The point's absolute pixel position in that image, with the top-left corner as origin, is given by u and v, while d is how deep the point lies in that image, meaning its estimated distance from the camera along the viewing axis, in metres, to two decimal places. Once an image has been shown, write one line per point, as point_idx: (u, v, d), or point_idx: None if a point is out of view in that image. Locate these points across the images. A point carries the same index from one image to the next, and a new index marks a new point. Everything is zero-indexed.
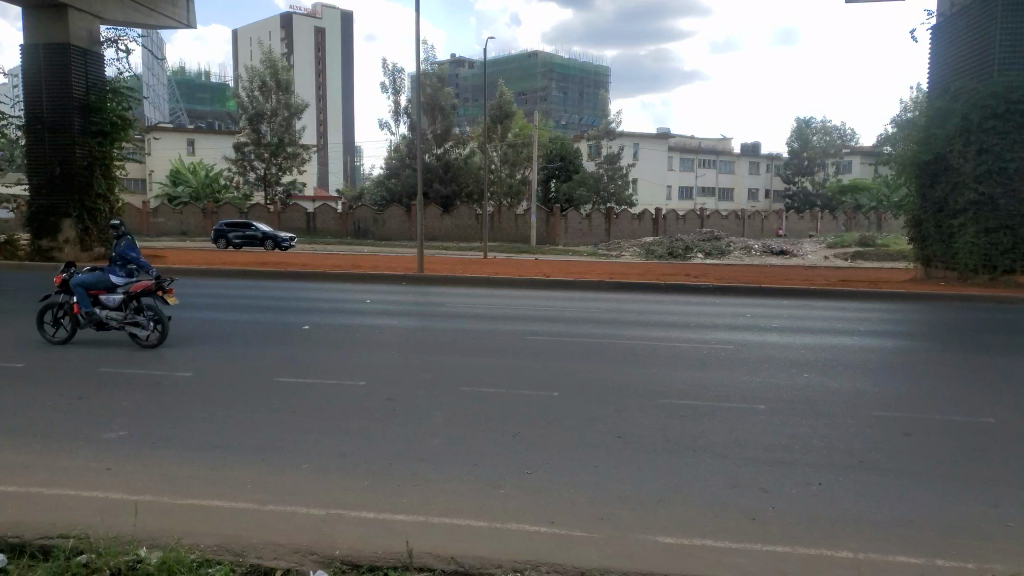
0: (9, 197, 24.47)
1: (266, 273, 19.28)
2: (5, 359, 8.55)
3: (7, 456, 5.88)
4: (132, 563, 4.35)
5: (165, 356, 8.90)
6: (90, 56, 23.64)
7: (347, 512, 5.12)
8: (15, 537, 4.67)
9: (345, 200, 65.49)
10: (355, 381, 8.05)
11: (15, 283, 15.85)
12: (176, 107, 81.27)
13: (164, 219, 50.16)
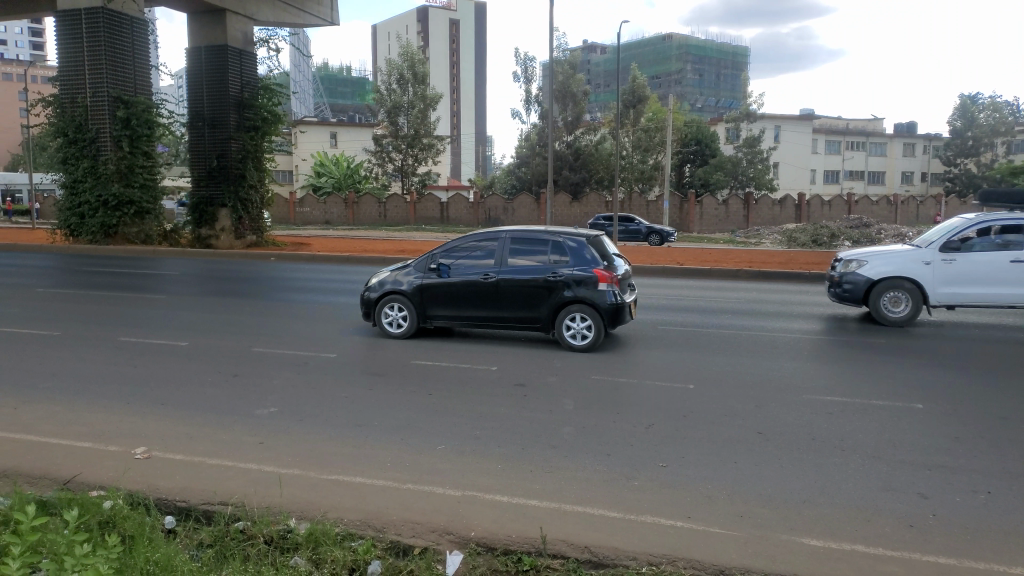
0: (174, 189, 26.64)
1: (401, 261, 19.95)
2: (171, 337, 9.34)
3: (174, 425, 6.42)
4: (283, 532, 4.63)
5: (310, 339, 9.39)
6: (246, 56, 25.33)
7: (482, 495, 5.19)
8: (183, 501, 5.11)
9: (477, 189, 66.73)
10: (487, 367, 8.16)
11: (180, 268, 17.29)
12: (321, 103, 85.67)
13: (309, 209, 53.01)
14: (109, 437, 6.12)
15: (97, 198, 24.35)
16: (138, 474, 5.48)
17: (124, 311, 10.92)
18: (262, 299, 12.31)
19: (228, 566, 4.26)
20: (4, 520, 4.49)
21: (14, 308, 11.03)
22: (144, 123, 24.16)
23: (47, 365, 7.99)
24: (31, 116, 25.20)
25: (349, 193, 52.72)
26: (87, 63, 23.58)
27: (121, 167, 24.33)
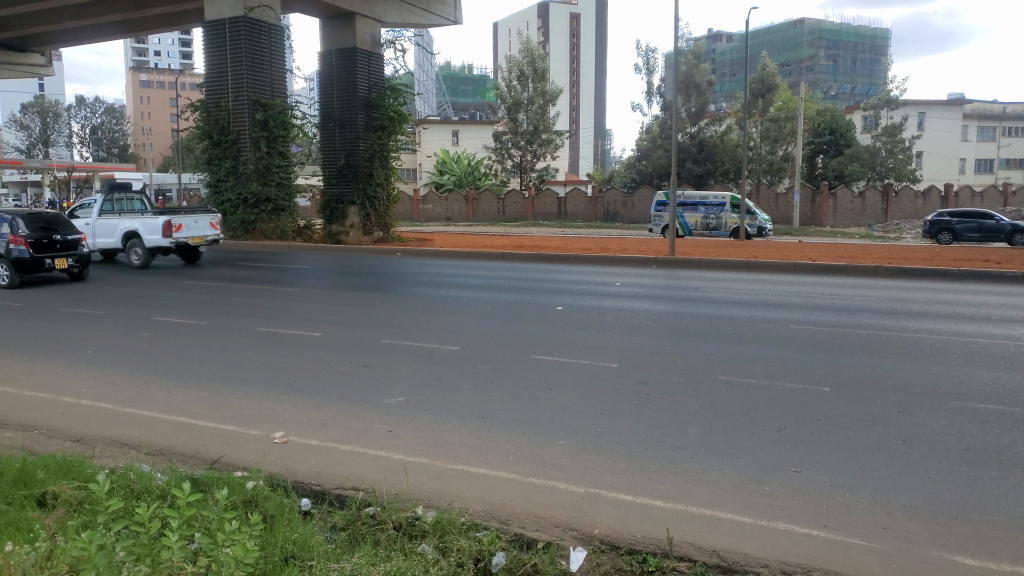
0: (307, 188, 28.00)
1: (522, 255, 20.12)
2: (306, 328, 9.83)
3: (308, 412, 6.73)
4: (411, 519, 4.76)
5: (433, 331, 9.62)
6: (374, 58, 26.32)
7: (605, 493, 5.15)
8: (317, 485, 5.35)
9: (595, 183, 66.38)
10: (608, 363, 8.09)
11: (312, 263, 18.21)
12: (443, 102, 87.79)
13: (432, 206, 54.42)
14: (250, 421, 6.51)
15: (238, 196, 25.95)
16: (277, 457, 5.79)
17: (263, 303, 11.61)
18: (387, 293, 12.75)
19: (360, 550, 4.43)
20: (161, 494, 4.87)
21: (167, 299, 11.96)
22: (280, 124, 25.55)
23: (197, 352, 8.61)
24: (181, 121, 27.20)
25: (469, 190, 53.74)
26: (230, 69, 25.17)
27: (260, 167, 25.81)
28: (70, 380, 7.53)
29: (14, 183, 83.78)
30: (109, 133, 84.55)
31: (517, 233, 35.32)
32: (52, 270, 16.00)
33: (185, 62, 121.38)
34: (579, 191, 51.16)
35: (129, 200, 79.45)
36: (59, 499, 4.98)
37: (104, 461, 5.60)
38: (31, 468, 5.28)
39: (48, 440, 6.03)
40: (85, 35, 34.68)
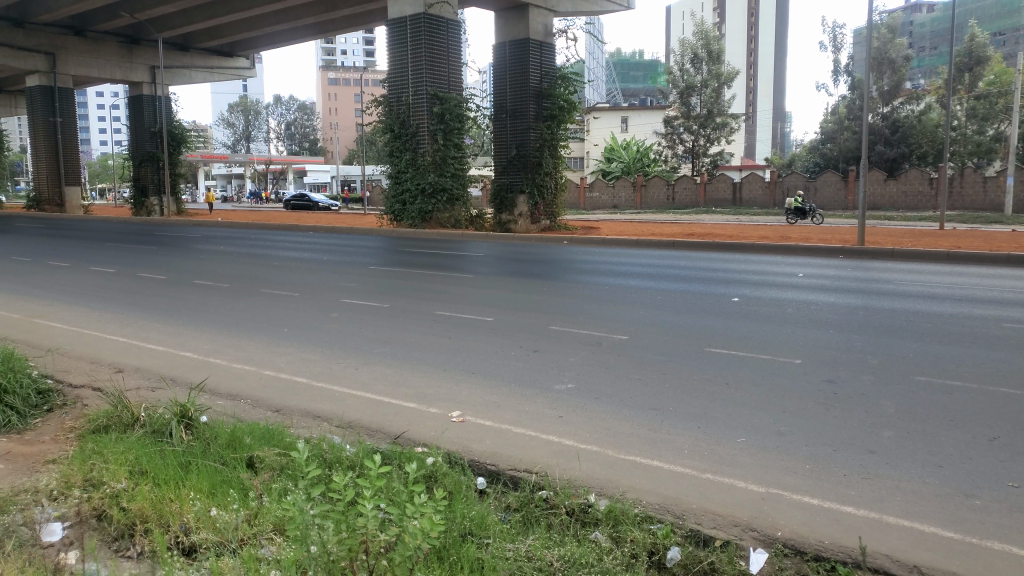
0: (479, 178, 28.75)
1: (694, 244, 19.60)
2: (478, 313, 10.13)
3: (482, 394, 6.93)
4: (585, 506, 4.77)
5: (603, 320, 9.57)
6: (546, 48, 26.60)
7: (788, 495, 4.88)
8: (492, 465, 5.50)
9: (773, 169, 63.22)
10: (790, 359, 7.67)
11: (483, 250, 18.74)
12: (613, 88, 87.32)
13: (599, 193, 54.24)
14: (429, 399, 6.80)
15: (417, 186, 27.20)
16: (454, 435, 6.01)
17: (438, 288, 12.09)
18: (557, 280, 12.85)
19: (534, 531, 4.50)
20: (349, 465, 5.22)
21: (353, 282, 12.80)
22: (456, 117, 26.55)
23: (379, 333, 9.12)
24: (366, 117, 29.00)
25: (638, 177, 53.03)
26: (410, 65, 26.52)
27: (436, 159, 26.94)
28: (270, 355, 8.24)
29: (223, 176, 93.31)
30: (301, 128, 91.87)
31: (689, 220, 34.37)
32: (257, 254, 17.64)
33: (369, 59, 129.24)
34: (757, 175, 48.66)
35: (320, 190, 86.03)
36: (264, 463, 5.47)
37: (301, 431, 6.09)
38: (240, 434, 5.84)
39: (254, 409, 6.64)
40: (283, 38, 37.73)
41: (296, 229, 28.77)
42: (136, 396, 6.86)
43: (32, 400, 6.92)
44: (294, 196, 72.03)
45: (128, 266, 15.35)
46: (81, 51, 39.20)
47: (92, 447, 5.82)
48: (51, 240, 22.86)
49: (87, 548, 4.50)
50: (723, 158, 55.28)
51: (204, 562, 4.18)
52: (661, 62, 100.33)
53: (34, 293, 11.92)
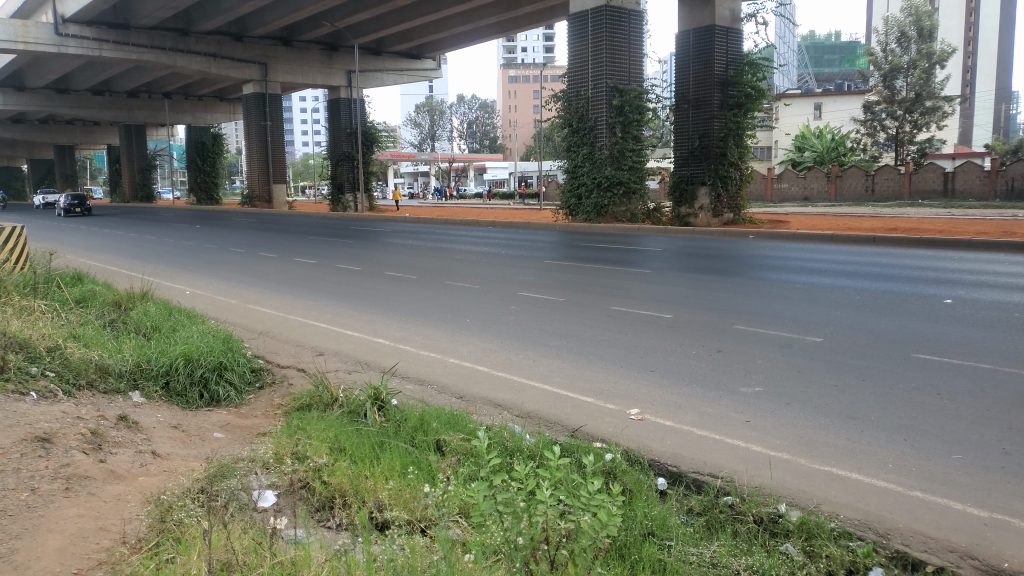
0: (658, 171, 28.17)
1: (897, 239, 18.03)
2: (659, 310, 9.91)
3: (663, 393, 6.76)
4: (774, 516, 4.49)
5: (793, 321, 9.03)
6: (733, 33, 25.60)
7: (1014, 522, 4.33)
8: (674, 466, 5.34)
9: (994, 156, 56.73)
10: (1016, 371, 6.79)
11: (662, 245, 18.32)
12: (805, 74, 82.45)
13: (788, 185, 51.49)
14: (607, 395, 6.74)
15: (593, 180, 27.15)
16: (635, 433, 5.91)
17: (616, 283, 12.01)
18: (741, 277, 12.31)
19: (719, 538, 4.31)
20: (530, 455, 5.28)
21: (531, 276, 12.98)
22: (635, 108, 26.26)
23: (559, 326, 9.17)
24: (544, 112, 29.41)
25: (832, 167, 49.71)
26: (591, 58, 26.70)
27: (614, 152, 26.74)
28: (454, 344, 8.55)
29: (411, 173, 98.61)
30: (482, 127, 95.15)
31: (894, 214, 31.52)
32: (442, 248, 18.47)
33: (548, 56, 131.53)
34: (974, 164, 43.77)
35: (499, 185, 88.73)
36: (450, 447, 5.68)
37: (484, 418, 6.25)
38: (427, 418, 6.10)
39: (440, 395, 6.91)
40: (467, 38, 39.19)
41: (476, 224, 29.76)
42: (335, 378, 7.38)
43: (247, 377, 7.67)
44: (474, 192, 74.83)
45: (328, 258, 16.61)
46: (288, 60, 42.91)
47: (298, 423, 6.34)
48: (264, 233, 25.26)
49: (293, 515, 4.88)
50: (933, 145, 50.43)
51: (397, 538, 4.41)
52: (862, 44, 93.32)
53: (250, 281, 13.18)
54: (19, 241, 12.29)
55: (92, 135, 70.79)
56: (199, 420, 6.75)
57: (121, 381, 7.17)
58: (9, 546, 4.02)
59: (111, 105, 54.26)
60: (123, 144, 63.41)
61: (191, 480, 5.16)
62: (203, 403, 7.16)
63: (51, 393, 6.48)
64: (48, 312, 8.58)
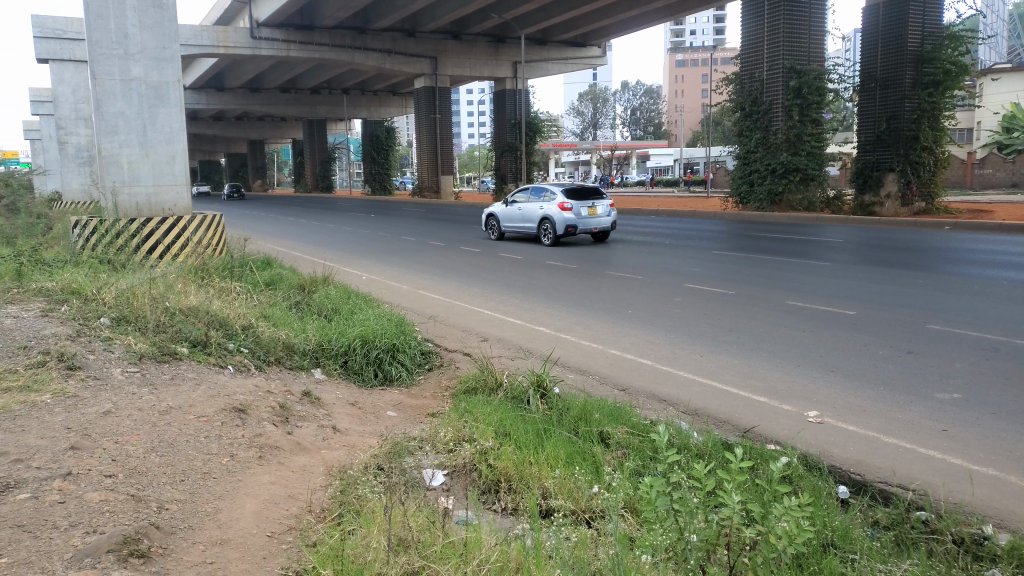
0: (838, 156, 26.32)
1: None
2: (838, 305, 9.26)
3: (844, 395, 6.30)
4: (979, 537, 4.05)
5: (997, 321, 8.13)
6: (931, 4, 23.30)
7: None
8: (858, 474, 4.95)
9: None
10: None
11: (846, 236, 17.10)
12: (1016, 46, 73.99)
13: (992, 169, 46.74)
14: (781, 395, 6.37)
15: (767, 166, 25.93)
16: (813, 436, 5.55)
17: (788, 276, 11.37)
18: (932, 272, 11.26)
19: (911, 556, 3.92)
20: (699, 454, 5.09)
21: (697, 267, 12.57)
22: (815, 90, 24.75)
23: (727, 321, 8.80)
24: (714, 95, 28.40)
25: None
26: (767, 39, 25.54)
27: (790, 136, 25.35)
28: (617, 334, 8.46)
29: (573, 162, 99.07)
30: (647, 113, 93.71)
31: None
32: (605, 237, 18.32)
33: (718, 36, 126.88)
34: None
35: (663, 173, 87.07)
36: (614, 439, 5.60)
37: (648, 413, 6.11)
38: (590, 409, 6.06)
39: (602, 386, 6.86)
40: (634, 23, 38.54)
41: (639, 213, 29.39)
42: (499, 364, 7.51)
43: (417, 359, 7.99)
44: (637, 179, 73.94)
45: (492, 246, 16.97)
46: (457, 53, 44.21)
47: (465, 406, 6.50)
48: (432, 222, 26.27)
49: (460, 496, 5.02)
50: None
51: (564, 527, 4.40)
52: None
53: (419, 268, 13.75)
54: (218, 228, 13.50)
55: (279, 131, 76.77)
56: (374, 399, 7.10)
57: (305, 358, 7.69)
58: (214, 505, 4.41)
59: (295, 103, 58.56)
60: (306, 139, 68.30)
61: (367, 457, 5.43)
62: (377, 382, 7.55)
63: (245, 367, 7.09)
64: (243, 292, 9.38)
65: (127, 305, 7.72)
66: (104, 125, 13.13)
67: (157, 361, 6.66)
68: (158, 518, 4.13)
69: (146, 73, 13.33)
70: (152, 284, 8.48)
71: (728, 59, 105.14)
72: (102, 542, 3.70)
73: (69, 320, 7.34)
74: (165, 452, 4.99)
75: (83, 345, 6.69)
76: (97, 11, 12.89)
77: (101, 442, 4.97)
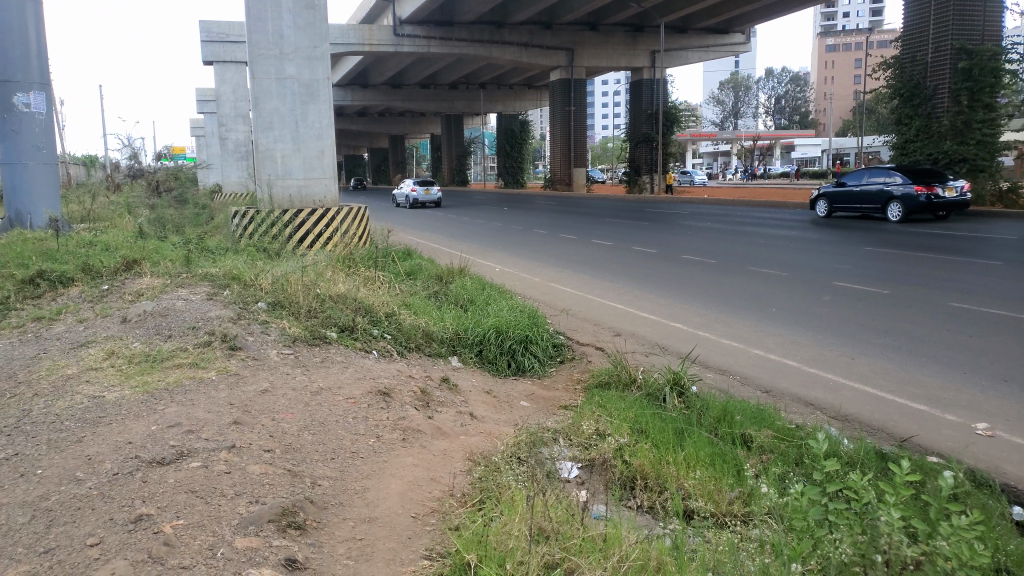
0: (1014, 145, 24.18)
1: None
2: (1008, 308, 8.48)
3: (1019, 408, 5.74)
4: None
5: None
6: None
7: None
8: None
9: None
10: None
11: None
12: None
13: None
14: (943, 404, 5.90)
15: (928, 156, 24.15)
16: (982, 450, 5.10)
17: (947, 276, 10.55)
18: None
19: None
20: (850, 462, 4.81)
21: (846, 264, 11.90)
22: (989, 72, 22.63)
23: (881, 322, 8.25)
24: (869, 80, 26.80)
25: None
26: (933, 19, 23.78)
27: (957, 124, 23.50)
28: (758, 334, 8.14)
29: (712, 154, 96.27)
30: (792, 101, 89.64)
31: None
32: (745, 231, 17.71)
33: (874, 18, 119.29)
34: None
35: (808, 164, 83.11)
36: (757, 443, 5.38)
37: (793, 417, 5.84)
38: (731, 410, 5.86)
39: (743, 387, 6.61)
40: (781, 7, 36.89)
41: (784, 206, 28.19)
42: (634, 359, 7.41)
43: (550, 351, 8.02)
44: (778, 171, 70.85)
45: (626, 239, 16.80)
46: (594, 44, 43.88)
47: (598, 400, 6.45)
48: (569, 214, 26.33)
49: (597, 491, 4.98)
50: None
51: (705, 530, 4.27)
52: None
53: (552, 260, 13.82)
54: (363, 219, 14.10)
55: (418, 126, 79.40)
56: (508, 388, 7.18)
57: (442, 346, 7.88)
58: (362, 484, 4.60)
59: (434, 98, 60.29)
60: (443, 133, 70.20)
61: (503, 446, 5.50)
62: (510, 372, 7.63)
63: (388, 352, 7.36)
64: (384, 281, 9.75)
65: (283, 291, 8.22)
66: (261, 122, 14.01)
67: (309, 344, 7.05)
68: (312, 492, 4.37)
69: (299, 71, 14.12)
70: (304, 271, 8.96)
71: (884, 42, 98.58)
72: (265, 511, 3.95)
73: (230, 304, 7.91)
74: (318, 431, 5.26)
75: (244, 327, 7.19)
76: (257, 14, 13.77)
77: (261, 418, 5.31)
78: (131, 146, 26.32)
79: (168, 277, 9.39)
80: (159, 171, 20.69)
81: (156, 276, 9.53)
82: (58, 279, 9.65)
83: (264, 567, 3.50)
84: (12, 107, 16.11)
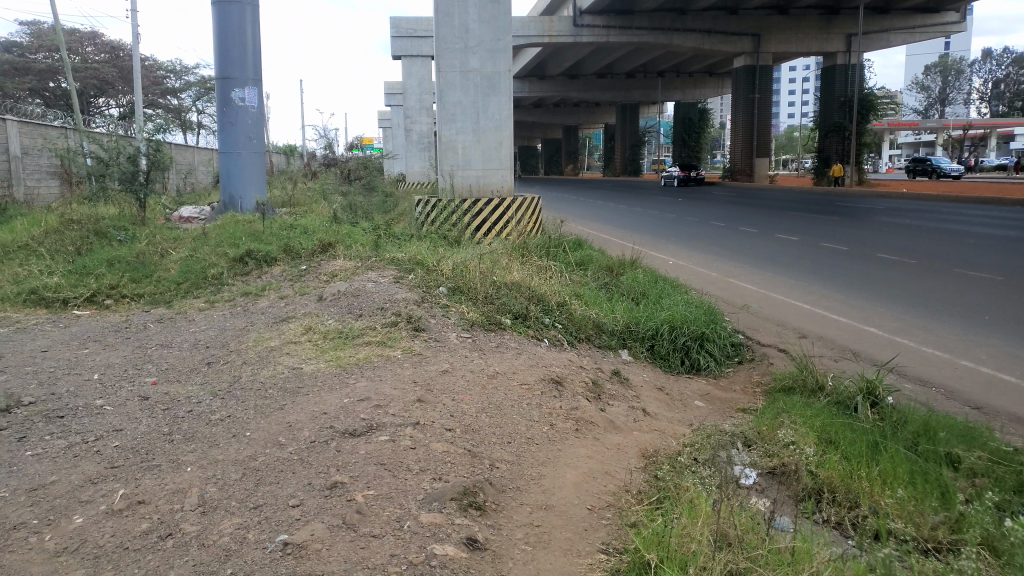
0: None
1: None
2: None
3: None
4: None
5: None
6: None
7: None
8: None
9: None
10: None
11: None
12: None
13: None
14: None
15: None
16: None
17: None
18: None
19: None
20: None
21: None
22: None
23: None
24: None
25: None
26: None
27: None
28: (967, 344, 7.35)
29: (912, 145, 88.24)
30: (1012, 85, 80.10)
31: None
32: (950, 229, 16.12)
33: None
34: None
35: None
36: (967, 464, 4.88)
37: (1012, 439, 5.23)
38: (935, 426, 5.33)
39: (949, 402, 6.00)
40: None
41: (1001, 202, 25.26)
42: (821, 364, 6.95)
43: (727, 350, 7.74)
44: (992, 163, 63.60)
45: (810, 235, 15.85)
46: (784, 29, 41.85)
47: (781, 405, 6.10)
48: (747, 207, 25.25)
49: (781, 500, 4.71)
50: None
51: (902, 553, 3.92)
52: None
53: (730, 254, 13.31)
54: (536, 209, 14.29)
55: (592, 117, 79.25)
56: (681, 386, 6.99)
57: (613, 339, 7.80)
58: (538, 471, 4.64)
59: (608, 88, 59.91)
60: (618, 123, 69.58)
61: (679, 445, 5.37)
62: (684, 370, 7.45)
63: (559, 341, 7.40)
64: (557, 271, 9.81)
65: (462, 277, 8.49)
66: (444, 114, 14.56)
67: (485, 330, 7.24)
68: (491, 474, 4.47)
69: (482, 64, 14.50)
70: (481, 259, 9.21)
71: None
72: (448, 490, 4.08)
73: (415, 288, 8.29)
74: (494, 415, 5.37)
75: (427, 310, 7.51)
76: (445, 9, 14.30)
77: (442, 398, 5.51)
78: (326, 137, 28.33)
79: (359, 260, 10.00)
80: (350, 160, 22.11)
81: (349, 258, 10.18)
82: (263, 258, 10.58)
83: (446, 544, 3.62)
84: (230, 101, 17.87)
